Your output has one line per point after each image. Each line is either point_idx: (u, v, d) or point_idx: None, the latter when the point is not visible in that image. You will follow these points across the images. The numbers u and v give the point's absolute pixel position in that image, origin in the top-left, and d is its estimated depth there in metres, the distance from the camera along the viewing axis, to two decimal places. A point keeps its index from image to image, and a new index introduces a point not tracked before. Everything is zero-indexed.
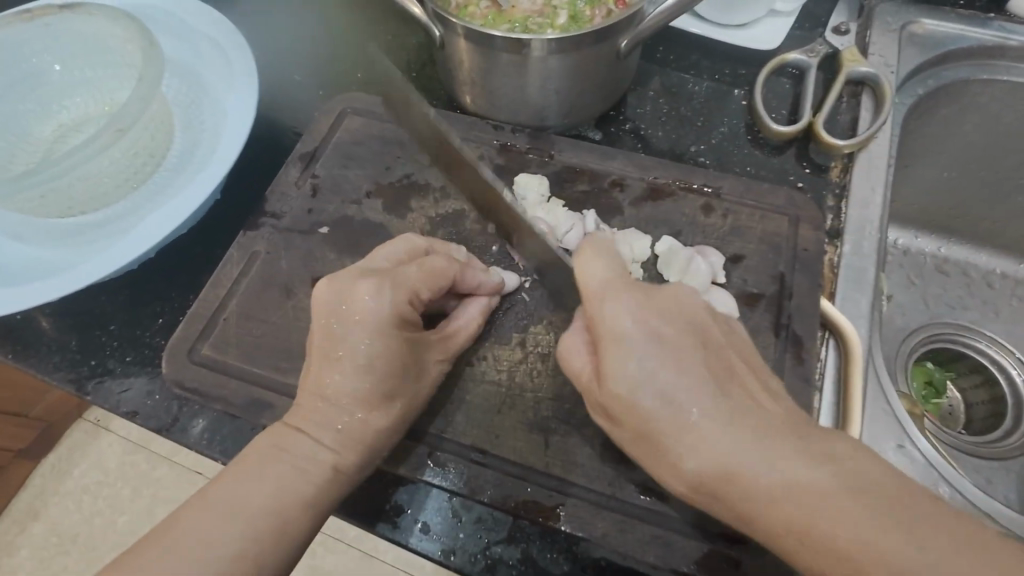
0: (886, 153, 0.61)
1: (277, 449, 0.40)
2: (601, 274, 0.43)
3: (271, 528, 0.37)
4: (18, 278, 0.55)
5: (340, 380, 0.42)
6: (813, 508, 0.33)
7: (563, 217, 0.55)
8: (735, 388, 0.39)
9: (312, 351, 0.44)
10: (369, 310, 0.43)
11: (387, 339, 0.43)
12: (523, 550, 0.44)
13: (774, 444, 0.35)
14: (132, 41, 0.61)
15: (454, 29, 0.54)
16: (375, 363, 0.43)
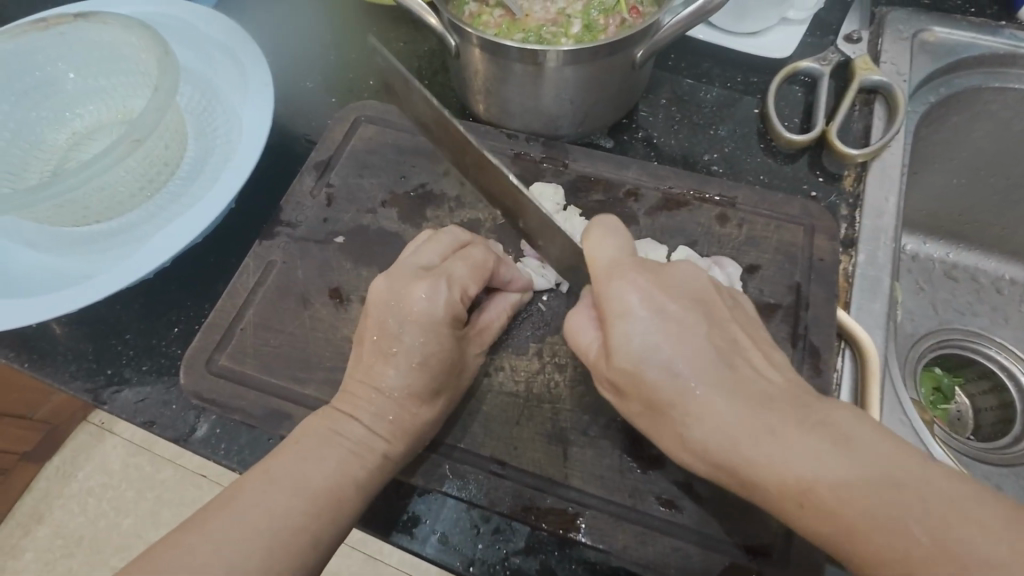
0: (900, 162, 0.61)
1: (329, 434, 0.41)
2: (608, 254, 0.43)
3: (324, 511, 0.37)
4: (35, 288, 0.55)
5: (391, 376, 0.43)
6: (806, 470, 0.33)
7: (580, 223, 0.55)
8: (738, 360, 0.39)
9: (367, 342, 0.45)
10: (425, 307, 0.44)
11: (439, 337, 0.44)
12: (541, 561, 0.44)
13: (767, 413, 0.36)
14: (147, 49, 0.61)
15: (470, 40, 0.54)
16: (427, 360, 0.44)
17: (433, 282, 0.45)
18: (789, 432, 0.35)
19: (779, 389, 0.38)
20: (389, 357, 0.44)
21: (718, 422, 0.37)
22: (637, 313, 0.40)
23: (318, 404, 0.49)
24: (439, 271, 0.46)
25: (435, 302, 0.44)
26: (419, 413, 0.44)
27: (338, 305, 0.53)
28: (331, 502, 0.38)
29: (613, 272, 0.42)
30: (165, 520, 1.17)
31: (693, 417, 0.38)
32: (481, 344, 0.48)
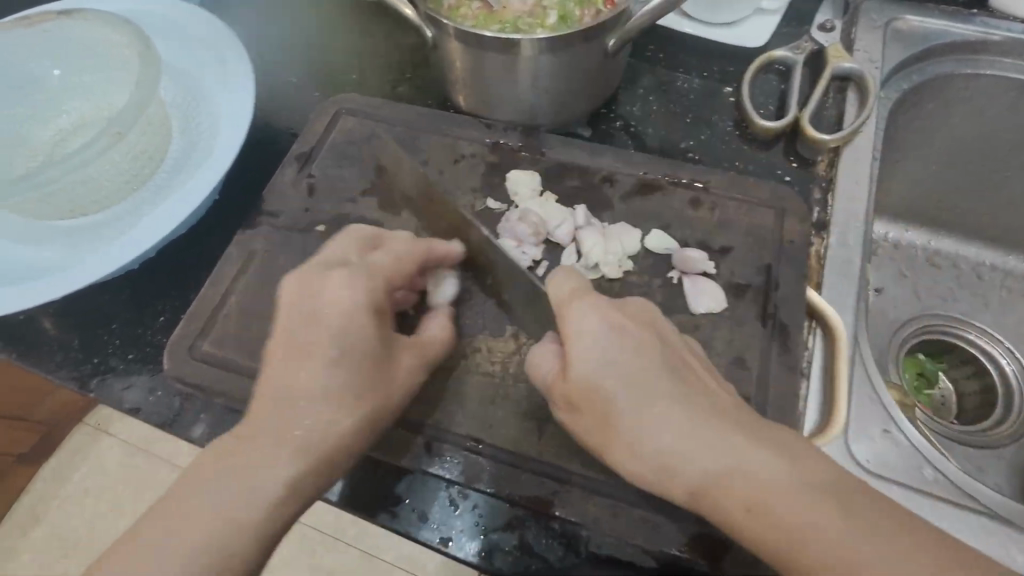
0: (871, 146, 0.63)
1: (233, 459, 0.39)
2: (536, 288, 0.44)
3: (244, 535, 0.37)
4: (22, 278, 0.56)
5: (307, 376, 0.42)
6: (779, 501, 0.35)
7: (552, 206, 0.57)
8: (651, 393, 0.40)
9: (278, 347, 0.44)
10: (341, 301, 0.44)
11: (362, 328, 0.44)
12: (519, 536, 0.45)
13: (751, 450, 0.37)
14: (130, 45, 0.62)
15: (446, 31, 0.55)
16: (347, 354, 0.43)
17: (352, 277, 0.45)
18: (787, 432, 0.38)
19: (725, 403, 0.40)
20: (308, 355, 0.42)
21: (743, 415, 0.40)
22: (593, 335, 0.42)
23: None
24: (361, 265, 0.47)
25: (355, 293, 0.44)
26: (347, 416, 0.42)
27: None
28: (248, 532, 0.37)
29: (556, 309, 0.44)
30: None
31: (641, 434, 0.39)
32: (437, 337, 0.49)
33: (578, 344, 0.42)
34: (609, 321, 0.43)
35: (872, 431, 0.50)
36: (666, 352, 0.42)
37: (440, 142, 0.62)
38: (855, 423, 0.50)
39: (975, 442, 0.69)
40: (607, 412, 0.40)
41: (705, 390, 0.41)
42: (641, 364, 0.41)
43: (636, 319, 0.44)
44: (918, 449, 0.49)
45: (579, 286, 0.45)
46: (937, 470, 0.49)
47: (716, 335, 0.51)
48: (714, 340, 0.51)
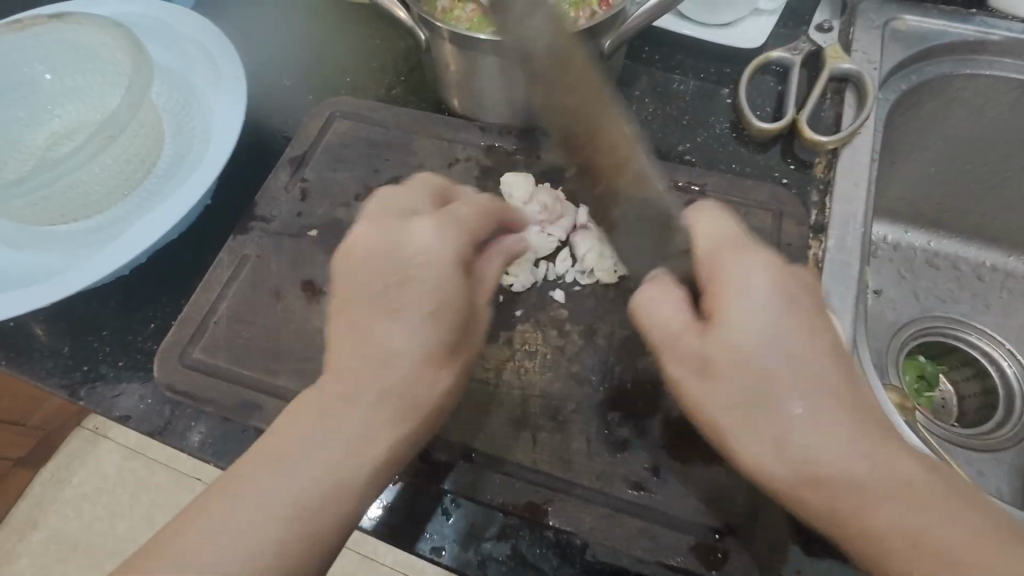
0: (871, 147, 0.61)
1: (319, 417, 0.38)
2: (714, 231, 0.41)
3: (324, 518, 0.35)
4: (13, 284, 0.56)
5: (399, 334, 0.40)
6: (929, 523, 0.33)
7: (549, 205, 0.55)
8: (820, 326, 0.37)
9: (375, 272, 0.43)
10: (432, 250, 0.43)
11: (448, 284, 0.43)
12: (513, 546, 0.44)
13: (875, 441, 0.34)
14: (121, 49, 0.62)
15: (440, 33, 0.55)
16: (439, 308, 0.42)
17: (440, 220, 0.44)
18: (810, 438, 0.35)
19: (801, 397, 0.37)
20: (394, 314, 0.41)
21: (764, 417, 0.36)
22: (757, 290, 0.38)
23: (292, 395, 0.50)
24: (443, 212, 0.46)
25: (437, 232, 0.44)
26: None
27: (311, 297, 0.54)
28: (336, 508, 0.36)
29: (719, 250, 0.40)
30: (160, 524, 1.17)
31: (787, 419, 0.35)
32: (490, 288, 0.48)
33: (731, 304, 0.37)
34: (773, 288, 0.38)
35: None
36: (817, 324, 0.38)
37: (435, 145, 0.62)
38: None
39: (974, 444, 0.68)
40: (714, 368, 0.37)
41: (835, 381, 0.36)
42: (797, 329, 0.37)
43: (786, 278, 0.38)
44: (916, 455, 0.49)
45: (730, 236, 0.41)
46: None
47: None
48: None
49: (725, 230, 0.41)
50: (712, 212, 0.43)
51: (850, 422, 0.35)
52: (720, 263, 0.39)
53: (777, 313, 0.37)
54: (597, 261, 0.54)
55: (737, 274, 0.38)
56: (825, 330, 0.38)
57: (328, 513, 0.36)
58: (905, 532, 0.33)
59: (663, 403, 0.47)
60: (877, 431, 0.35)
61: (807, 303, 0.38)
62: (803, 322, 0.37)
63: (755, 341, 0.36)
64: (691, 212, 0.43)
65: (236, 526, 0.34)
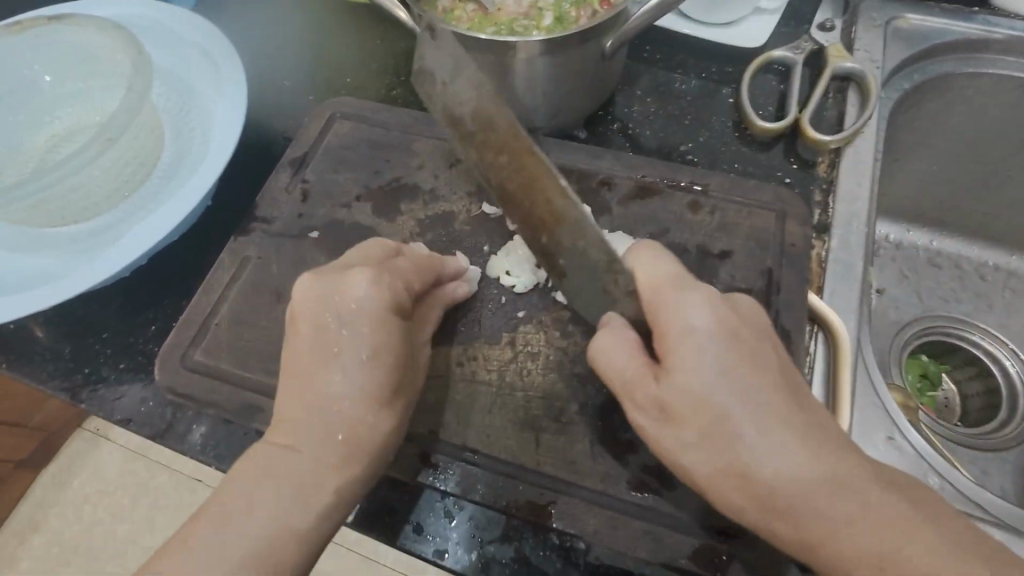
0: (873, 147, 0.62)
1: (269, 471, 0.39)
2: (658, 271, 0.43)
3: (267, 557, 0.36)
4: (13, 287, 0.55)
5: (339, 381, 0.42)
6: (881, 536, 0.33)
7: None
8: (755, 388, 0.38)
9: (304, 355, 0.43)
10: (360, 301, 0.44)
11: (384, 327, 0.44)
12: (517, 548, 0.45)
13: (857, 470, 0.36)
14: (120, 51, 0.61)
15: (440, 34, 0.54)
16: (377, 352, 0.43)
17: (370, 275, 0.45)
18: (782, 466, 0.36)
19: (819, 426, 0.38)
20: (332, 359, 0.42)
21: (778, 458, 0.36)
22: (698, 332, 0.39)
23: None
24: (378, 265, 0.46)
25: (369, 292, 0.44)
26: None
27: None
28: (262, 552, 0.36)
29: (659, 288, 0.42)
30: (161, 525, 1.17)
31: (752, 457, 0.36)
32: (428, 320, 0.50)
33: (677, 349, 0.39)
34: (720, 321, 0.40)
35: (877, 438, 0.49)
36: (773, 360, 0.40)
37: (436, 146, 0.61)
38: (859, 432, 0.49)
39: (978, 444, 0.67)
40: (672, 413, 0.39)
41: (818, 410, 0.39)
42: (745, 364, 0.38)
43: (745, 316, 0.42)
44: (921, 455, 0.49)
45: (664, 283, 0.42)
46: (942, 479, 0.48)
47: None
48: None
49: (670, 270, 0.43)
50: (648, 252, 0.44)
51: (815, 442, 0.37)
52: (662, 303, 0.41)
53: (764, 365, 0.39)
54: None
55: (676, 317, 0.40)
56: (769, 358, 0.40)
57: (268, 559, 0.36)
58: (874, 558, 0.33)
59: None
60: (845, 454, 0.36)
61: (751, 337, 0.40)
62: (741, 365, 0.39)
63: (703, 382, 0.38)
64: (631, 249, 0.45)
65: (212, 552, 0.35)
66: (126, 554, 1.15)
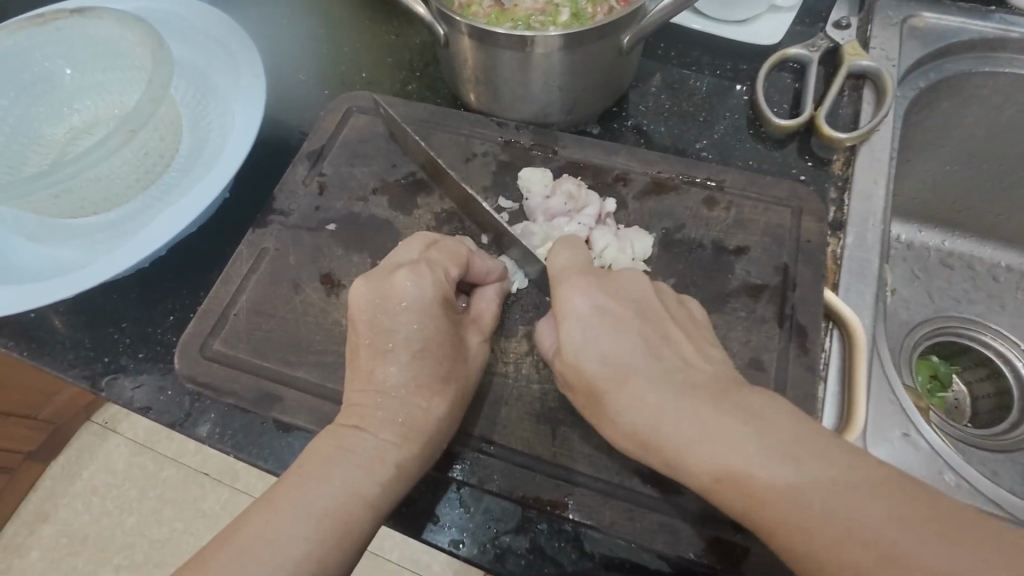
0: (889, 145, 0.62)
1: (337, 450, 0.41)
2: (563, 261, 0.47)
3: (329, 536, 0.36)
4: (35, 277, 0.56)
5: (393, 372, 0.44)
6: (732, 450, 0.34)
7: (565, 201, 0.56)
8: (671, 352, 0.42)
9: (360, 350, 0.45)
10: (410, 299, 0.45)
11: (434, 320, 0.45)
12: (532, 540, 0.44)
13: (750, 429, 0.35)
14: (142, 44, 0.62)
15: (458, 28, 0.54)
16: (427, 347, 0.44)
17: (415, 272, 0.46)
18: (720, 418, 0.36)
19: (707, 374, 0.40)
20: (385, 353, 0.44)
21: (644, 407, 0.39)
22: (579, 310, 0.43)
23: (312, 387, 0.50)
24: (419, 260, 0.47)
25: (421, 287, 0.45)
26: (427, 409, 0.43)
27: (331, 290, 0.55)
28: (336, 526, 0.37)
29: (565, 275, 0.46)
30: (169, 518, 1.18)
31: (624, 404, 0.40)
32: (477, 319, 0.49)
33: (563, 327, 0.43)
34: (592, 298, 0.43)
35: (891, 434, 0.49)
36: (646, 329, 0.43)
37: (452, 141, 0.62)
38: (873, 430, 0.49)
39: (986, 445, 0.66)
40: (570, 385, 0.43)
41: (680, 361, 0.41)
42: (605, 335, 0.42)
43: (619, 290, 0.45)
44: (937, 453, 0.49)
45: (571, 267, 0.46)
46: (957, 475, 0.48)
47: (733, 336, 0.51)
48: (731, 340, 0.51)
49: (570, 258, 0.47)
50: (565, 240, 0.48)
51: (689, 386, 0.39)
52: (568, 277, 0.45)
53: (634, 337, 0.42)
54: (615, 255, 0.53)
55: (568, 290, 0.44)
56: (636, 328, 0.43)
57: (354, 539, 0.37)
58: (716, 471, 0.35)
59: None
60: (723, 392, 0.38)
61: (624, 310, 0.43)
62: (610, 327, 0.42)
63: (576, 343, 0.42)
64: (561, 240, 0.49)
65: (283, 528, 0.35)
66: (134, 546, 1.15)
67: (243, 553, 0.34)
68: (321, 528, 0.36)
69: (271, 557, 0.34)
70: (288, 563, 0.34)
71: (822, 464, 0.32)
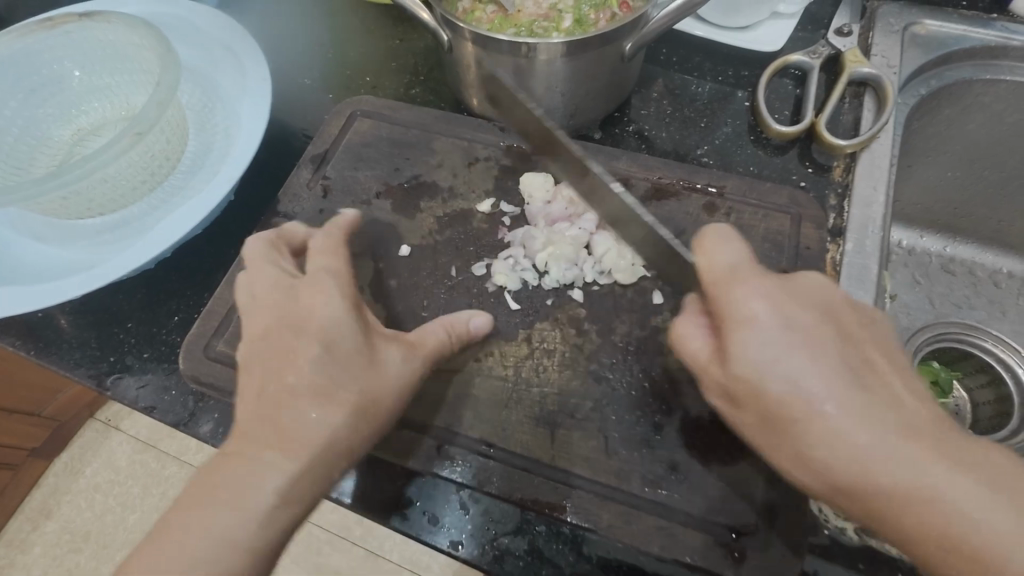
0: (890, 150, 0.61)
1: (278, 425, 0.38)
2: (730, 258, 0.39)
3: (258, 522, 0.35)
4: (42, 277, 0.57)
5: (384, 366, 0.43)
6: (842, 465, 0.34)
7: (567, 206, 0.58)
8: (870, 375, 0.36)
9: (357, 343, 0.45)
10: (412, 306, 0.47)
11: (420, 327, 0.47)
12: (530, 541, 0.45)
13: (870, 449, 0.34)
14: (149, 48, 0.63)
15: (462, 34, 0.55)
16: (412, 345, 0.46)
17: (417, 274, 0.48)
18: (895, 451, 0.33)
19: (908, 404, 0.35)
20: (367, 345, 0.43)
21: (822, 435, 0.34)
22: (768, 326, 0.36)
23: None
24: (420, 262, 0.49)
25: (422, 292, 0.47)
26: None
27: None
28: (264, 510, 0.36)
29: (736, 279, 0.38)
30: None
31: (810, 435, 0.35)
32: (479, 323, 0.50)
33: (740, 344, 0.36)
34: (783, 312, 0.36)
35: None
36: (844, 349, 0.36)
37: (454, 145, 0.62)
38: None
39: None
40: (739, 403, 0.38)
41: (883, 390, 0.35)
42: (810, 356, 0.35)
43: (804, 300, 0.38)
44: None
45: (740, 269, 0.39)
46: None
47: None
48: None
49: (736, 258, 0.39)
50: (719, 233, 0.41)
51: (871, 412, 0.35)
52: (753, 283, 0.38)
53: (807, 357, 0.35)
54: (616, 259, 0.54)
55: (763, 300, 0.37)
56: (822, 346, 0.36)
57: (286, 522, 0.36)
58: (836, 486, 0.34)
59: (681, 404, 0.49)
60: (876, 414, 0.34)
61: (823, 326, 0.37)
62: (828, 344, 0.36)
63: (773, 362, 0.36)
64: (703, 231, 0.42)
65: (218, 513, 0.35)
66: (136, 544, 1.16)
67: (179, 533, 0.34)
68: (247, 514, 0.35)
69: (201, 542, 0.34)
70: (214, 548, 0.34)
71: (985, 500, 0.33)
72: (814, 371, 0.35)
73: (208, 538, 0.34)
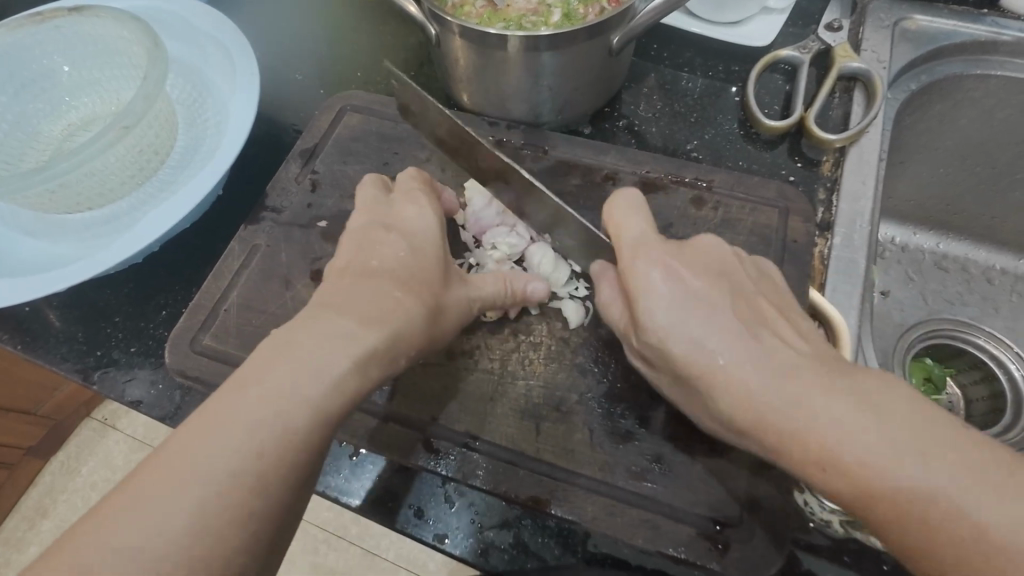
0: (879, 145, 0.62)
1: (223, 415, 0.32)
2: (632, 225, 0.46)
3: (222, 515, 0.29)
4: (29, 271, 0.56)
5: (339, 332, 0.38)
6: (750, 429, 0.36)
7: (504, 218, 0.57)
8: (763, 331, 0.41)
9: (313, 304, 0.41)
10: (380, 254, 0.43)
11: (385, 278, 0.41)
12: (515, 535, 0.45)
13: (812, 406, 0.35)
14: (138, 42, 0.63)
15: (449, 28, 0.55)
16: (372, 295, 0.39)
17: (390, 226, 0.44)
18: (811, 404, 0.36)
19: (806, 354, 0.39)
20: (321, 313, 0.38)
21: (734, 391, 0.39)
22: (664, 292, 0.42)
23: None
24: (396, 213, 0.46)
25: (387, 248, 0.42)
26: None
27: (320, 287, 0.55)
28: (224, 503, 0.30)
29: (640, 244, 0.45)
30: None
31: (718, 389, 0.39)
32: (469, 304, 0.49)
33: (645, 312, 0.43)
34: (674, 278, 0.43)
35: None
36: (738, 309, 0.42)
37: None
38: None
39: None
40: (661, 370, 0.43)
41: (776, 341, 0.40)
42: (706, 319, 0.41)
43: (696, 265, 0.44)
44: None
45: (643, 237, 0.45)
46: None
47: None
48: None
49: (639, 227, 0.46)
50: (622, 201, 0.48)
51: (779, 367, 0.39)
52: (647, 251, 0.44)
53: (713, 322, 0.41)
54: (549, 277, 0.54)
55: (658, 272, 0.43)
56: (718, 307, 0.42)
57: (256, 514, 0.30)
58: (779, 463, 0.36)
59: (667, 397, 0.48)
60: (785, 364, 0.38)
61: (712, 289, 0.43)
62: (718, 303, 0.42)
63: (674, 328, 0.41)
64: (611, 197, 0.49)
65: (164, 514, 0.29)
66: None
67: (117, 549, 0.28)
68: (206, 509, 0.29)
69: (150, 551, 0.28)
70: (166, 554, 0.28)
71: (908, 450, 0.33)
72: (715, 333, 0.40)
73: (128, 552, 0.28)
